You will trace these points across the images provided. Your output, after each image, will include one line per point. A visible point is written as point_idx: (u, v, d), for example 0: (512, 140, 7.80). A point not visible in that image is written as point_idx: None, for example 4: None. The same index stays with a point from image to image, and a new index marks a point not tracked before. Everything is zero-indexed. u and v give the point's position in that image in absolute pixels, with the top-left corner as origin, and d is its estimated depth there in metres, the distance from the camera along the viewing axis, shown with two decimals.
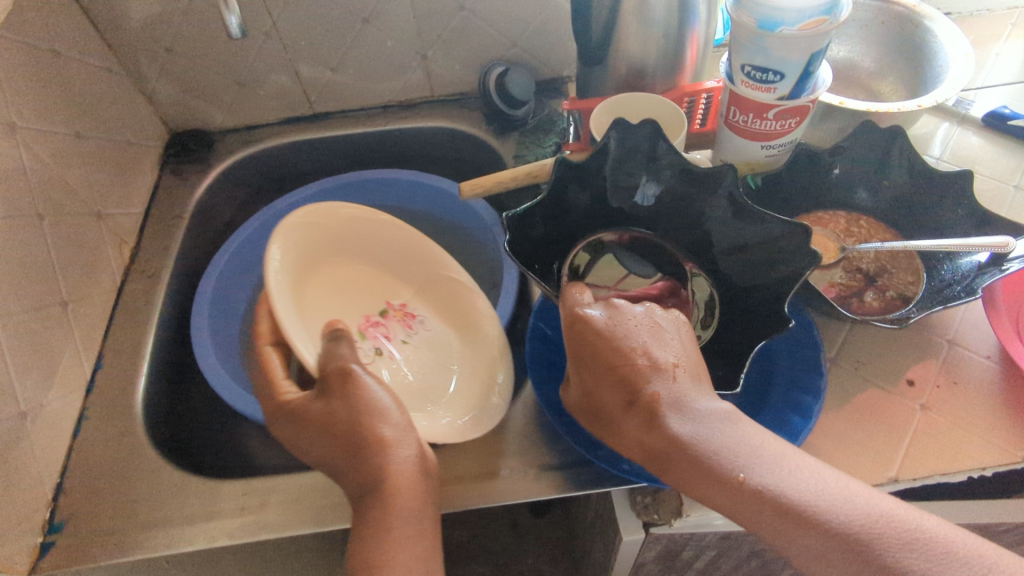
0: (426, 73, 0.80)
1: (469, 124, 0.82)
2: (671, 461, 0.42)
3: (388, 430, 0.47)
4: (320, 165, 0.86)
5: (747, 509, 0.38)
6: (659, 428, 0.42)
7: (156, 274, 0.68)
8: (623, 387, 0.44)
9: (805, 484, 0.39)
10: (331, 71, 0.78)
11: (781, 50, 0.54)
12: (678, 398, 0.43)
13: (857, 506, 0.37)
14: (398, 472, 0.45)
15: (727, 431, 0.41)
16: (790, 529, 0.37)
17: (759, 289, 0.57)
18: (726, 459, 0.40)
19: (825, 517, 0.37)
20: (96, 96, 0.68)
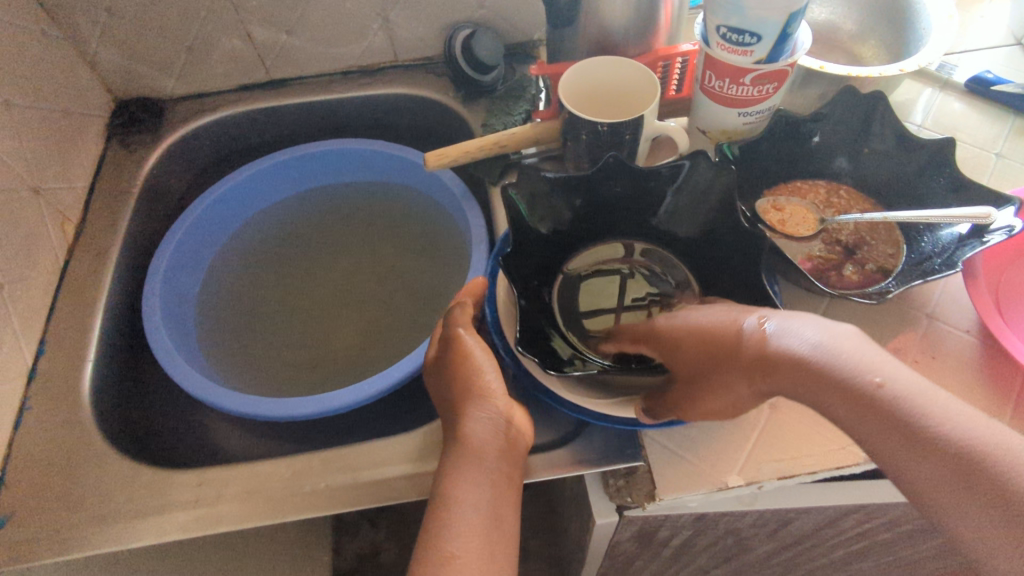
0: (388, 36, 0.76)
1: (436, 91, 0.78)
2: (795, 377, 0.40)
3: (475, 403, 0.47)
4: (280, 136, 0.82)
5: (877, 413, 0.36)
6: (777, 355, 0.41)
7: (103, 253, 0.64)
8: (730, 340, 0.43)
9: (941, 402, 0.36)
10: (286, 34, 0.73)
11: (757, 10, 0.51)
12: (787, 327, 0.41)
13: (992, 429, 0.34)
14: (470, 439, 0.46)
15: (852, 349, 0.39)
16: (914, 435, 0.35)
17: (717, 227, 0.56)
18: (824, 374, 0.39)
19: (953, 429, 0.35)
20: (28, 60, 0.63)
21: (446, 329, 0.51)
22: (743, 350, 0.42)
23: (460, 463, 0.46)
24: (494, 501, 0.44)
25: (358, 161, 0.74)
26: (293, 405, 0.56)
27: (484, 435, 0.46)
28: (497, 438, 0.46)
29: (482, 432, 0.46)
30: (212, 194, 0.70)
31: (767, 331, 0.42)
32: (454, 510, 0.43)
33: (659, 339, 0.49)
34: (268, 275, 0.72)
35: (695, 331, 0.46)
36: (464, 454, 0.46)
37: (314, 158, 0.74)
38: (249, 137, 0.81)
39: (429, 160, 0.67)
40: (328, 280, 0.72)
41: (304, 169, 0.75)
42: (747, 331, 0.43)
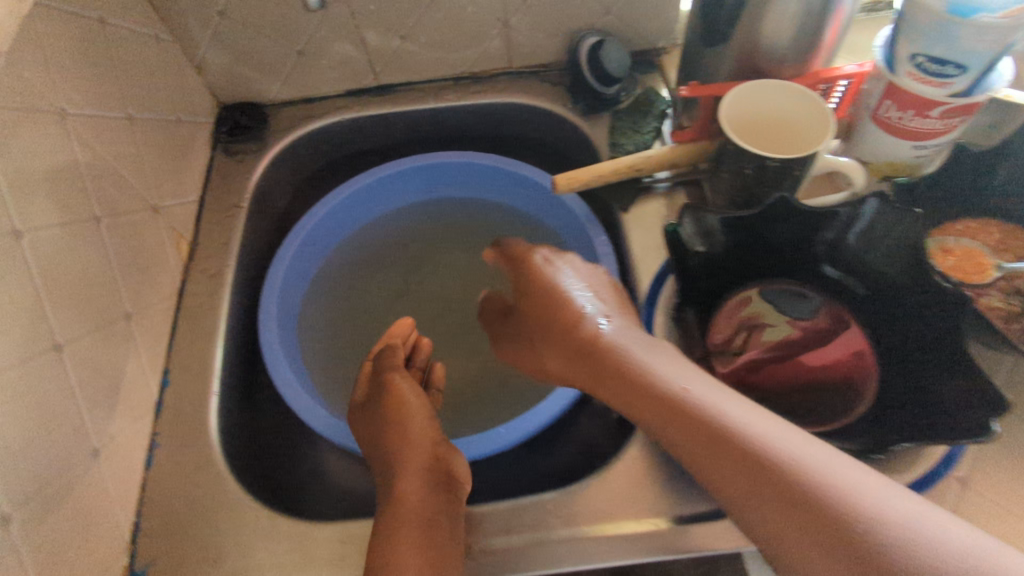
0: (506, 42, 0.71)
1: (553, 102, 0.73)
2: (688, 424, 0.37)
3: (428, 463, 0.48)
4: (384, 143, 0.78)
5: (749, 480, 0.33)
6: (696, 411, 0.37)
7: (219, 273, 0.62)
8: (657, 386, 0.40)
9: (815, 455, 0.33)
10: (400, 39, 0.69)
11: (972, 41, 0.45)
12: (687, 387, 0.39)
13: (844, 476, 0.32)
14: (406, 500, 0.45)
15: (733, 409, 0.37)
16: (800, 520, 0.31)
17: (897, 270, 0.51)
18: (717, 425, 0.36)
19: (815, 487, 0.31)
20: (144, 69, 0.59)
21: (381, 375, 0.56)
22: (665, 393, 0.39)
23: (395, 501, 0.45)
24: (432, 531, 0.43)
25: (477, 175, 0.70)
26: None
27: (413, 474, 0.47)
28: (429, 481, 0.47)
29: (416, 482, 0.47)
30: (326, 209, 0.67)
31: (677, 390, 0.39)
32: (392, 534, 0.42)
33: (593, 348, 0.46)
34: (383, 297, 0.70)
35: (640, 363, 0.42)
36: (393, 512, 0.45)
37: (435, 171, 0.70)
38: (353, 144, 0.77)
39: (559, 182, 0.63)
40: (443, 304, 0.70)
41: (420, 182, 0.71)
42: (671, 387, 0.40)
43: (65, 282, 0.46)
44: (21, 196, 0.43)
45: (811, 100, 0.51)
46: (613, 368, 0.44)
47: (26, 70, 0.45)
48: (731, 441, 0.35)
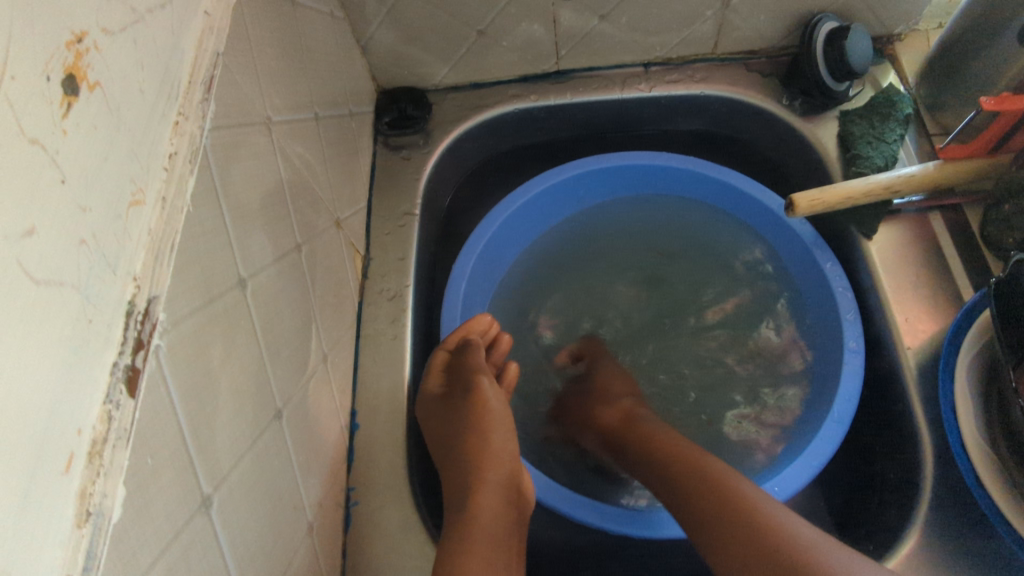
0: (719, 25, 0.60)
1: (764, 96, 0.62)
2: (755, 560, 0.38)
3: (491, 480, 0.44)
4: (553, 138, 0.68)
5: None
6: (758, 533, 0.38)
7: (399, 295, 0.54)
8: (715, 502, 0.41)
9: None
10: (598, 20, 0.58)
11: None
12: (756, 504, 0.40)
13: None
14: (481, 521, 0.41)
15: (804, 538, 0.38)
16: None
17: None
18: (787, 555, 0.37)
19: None
20: (323, 57, 0.51)
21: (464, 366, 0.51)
22: (759, 525, 0.39)
23: (466, 509, 0.42)
24: (504, 551, 0.41)
25: (675, 183, 0.61)
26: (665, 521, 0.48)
27: (493, 488, 0.44)
28: (503, 498, 0.44)
29: (493, 495, 0.43)
30: (492, 226, 0.59)
31: (746, 504, 0.40)
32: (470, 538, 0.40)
33: (678, 459, 0.45)
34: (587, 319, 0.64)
35: (711, 478, 0.43)
36: (469, 528, 0.41)
37: (628, 174, 0.61)
38: (520, 139, 0.67)
39: (798, 203, 0.52)
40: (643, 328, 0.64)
41: (607, 187, 0.62)
42: (741, 501, 0.40)
43: (277, 333, 0.38)
44: (241, 236, 0.35)
45: None
46: (676, 480, 0.44)
47: (236, 77, 0.37)
48: (796, 572, 0.36)
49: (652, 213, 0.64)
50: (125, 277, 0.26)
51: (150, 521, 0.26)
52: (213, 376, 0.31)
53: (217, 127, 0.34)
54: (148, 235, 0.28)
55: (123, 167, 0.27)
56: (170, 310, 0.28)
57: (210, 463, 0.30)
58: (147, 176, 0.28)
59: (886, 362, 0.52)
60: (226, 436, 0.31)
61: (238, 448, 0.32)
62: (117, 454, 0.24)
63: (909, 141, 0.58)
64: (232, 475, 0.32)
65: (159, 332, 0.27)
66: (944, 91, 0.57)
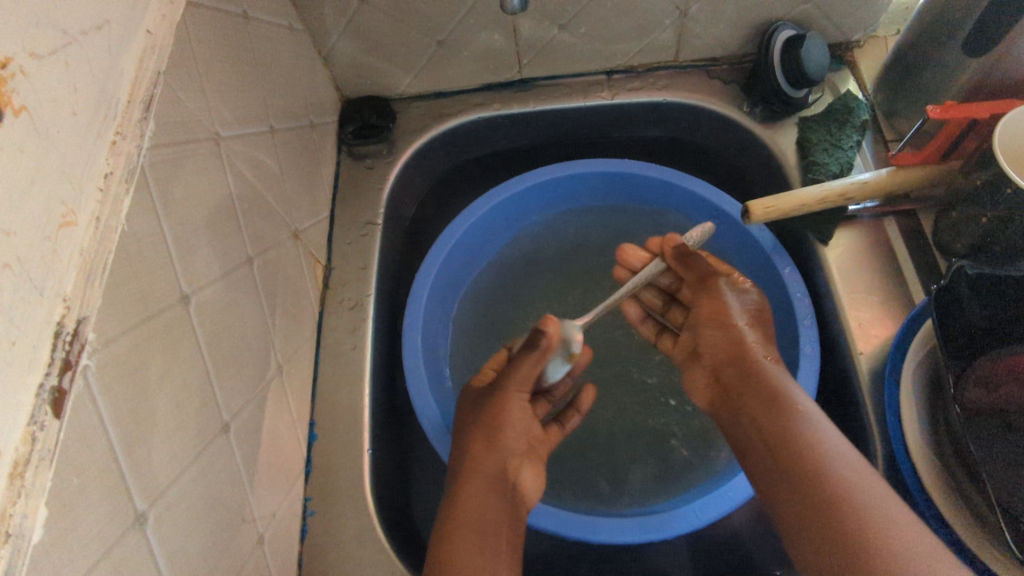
0: (678, 33, 0.60)
1: (725, 103, 0.63)
2: (768, 438, 0.41)
3: (484, 474, 0.46)
4: (519, 146, 0.69)
5: (790, 489, 0.38)
6: (772, 414, 0.41)
7: (360, 305, 0.55)
8: (753, 386, 0.43)
9: (846, 466, 0.37)
10: (558, 29, 0.59)
11: None
12: (778, 392, 0.42)
13: (869, 500, 0.35)
14: (464, 516, 0.43)
15: (817, 424, 0.40)
16: (816, 521, 0.36)
17: None
18: (793, 437, 0.39)
19: (829, 505, 0.36)
20: (280, 70, 0.51)
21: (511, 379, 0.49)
22: (784, 406, 0.41)
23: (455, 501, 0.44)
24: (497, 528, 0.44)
25: (637, 190, 0.61)
26: (613, 527, 0.48)
27: (480, 480, 0.45)
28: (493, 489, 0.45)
29: (480, 486, 0.45)
30: (455, 234, 0.59)
31: (779, 386, 0.42)
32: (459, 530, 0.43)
33: (734, 349, 0.46)
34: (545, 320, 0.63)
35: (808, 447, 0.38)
36: (456, 523, 0.43)
37: (590, 181, 0.61)
38: (486, 147, 0.68)
39: (754, 209, 0.52)
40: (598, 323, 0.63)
41: (570, 194, 0.63)
42: (775, 385, 0.42)
43: (226, 346, 0.39)
44: (184, 252, 0.35)
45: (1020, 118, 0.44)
46: (769, 429, 0.41)
47: (179, 93, 0.37)
48: (795, 448, 0.39)
49: (620, 221, 0.65)
50: (54, 298, 0.26)
51: (76, 539, 0.26)
52: (149, 395, 0.31)
53: (157, 145, 0.34)
54: (80, 255, 0.28)
55: (54, 188, 0.27)
56: (101, 330, 0.28)
57: (144, 478, 0.30)
58: (79, 198, 0.29)
59: (839, 367, 0.53)
60: (163, 453, 0.32)
61: (178, 464, 0.33)
62: (39, 475, 0.24)
63: (866, 148, 0.58)
64: (171, 491, 0.32)
65: (88, 353, 0.27)
66: (899, 97, 0.57)
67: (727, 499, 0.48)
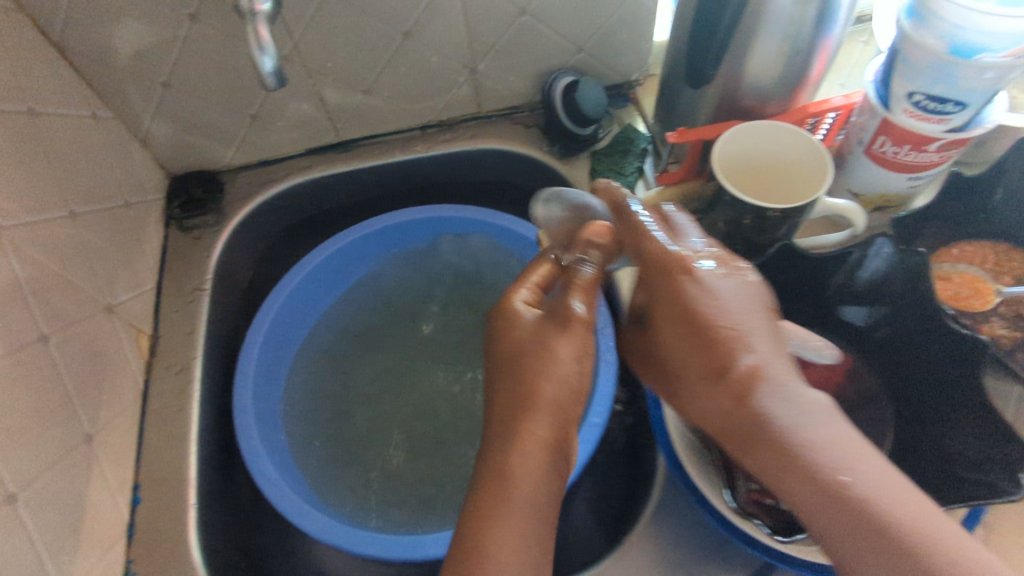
0: (473, 87, 0.67)
1: (527, 145, 0.70)
2: (725, 381, 0.35)
3: (550, 382, 0.39)
4: (351, 202, 0.74)
5: (745, 429, 0.33)
6: (720, 352, 0.35)
7: (186, 368, 0.57)
8: (685, 325, 0.37)
9: (794, 408, 0.33)
10: (361, 94, 0.65)
11: (973, 79, 0.43)
12: (720, 305, 0.36)
13: (832, 431, 0.32)
14: (540, 396, 0.39)
15: (779, 366, 0.34)
16: (788, 472, 0.31)
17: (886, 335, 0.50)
18: (724, 352, 0.35)
19: (792, 440, 0.32)
20: (84, 157, 0.54)
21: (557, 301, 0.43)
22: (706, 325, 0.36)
23: (525, 398, 0.39)
24: (536, 527, 0.35)
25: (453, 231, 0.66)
26: (435, 542, 0.50)
27: (538, 422, 0.38)
28: (553, 437, 0.38)
29: (544, 420, 0.38)
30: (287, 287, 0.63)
31: (715, 286, 0.37)
32: (510, 488, 0.36)
33: (664, 277, 0.38)
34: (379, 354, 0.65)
35: (733, 344, 0.35)
36: (529, 416, 0.38)
37: (412, 228, 0.66)
38: (318, 205, 0.72)
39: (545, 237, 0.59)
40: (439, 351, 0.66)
41: (399, 242, 0.67)
42: (706, 300, 0.36)
43: (13, 420, 0.41)
44: None
45: (751, 134, 0.51)
46: (714, 362, 0.35)
47: None
48: (732, 376, 0.34)
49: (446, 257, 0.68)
50: None
51: None
52: None
53: None
54: None
55: None
56: None
57: None
58: None
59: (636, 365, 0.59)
60: None
61: None
62: None
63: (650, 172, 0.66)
64: None
65: None
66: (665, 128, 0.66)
67: None
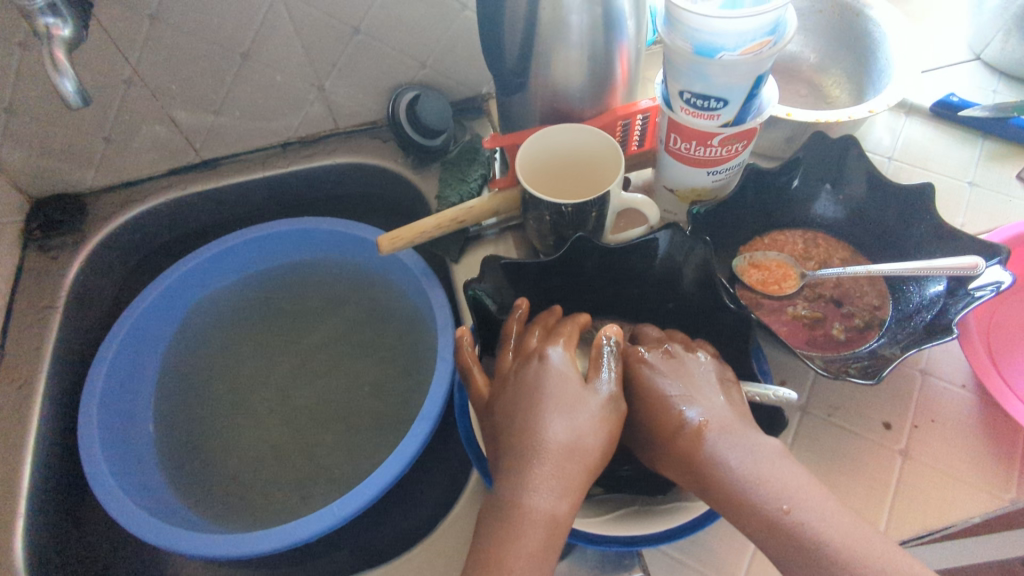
0: (326, 105, 0.70)
1: (383, 157, 0.73)
2: (674, 443, 0.42)
3: (556, 422, 0.40)
4: (221, 218, 0.76)
5: (702, 478, 0.40)
6: (669, 417, 0.43)
7: (29, 382, 0.59)
8: (653, 394, 0.44)
9: (747, 455, 0.39)
10: (213, 114, 0.67)
11: (723, 77, 0.47)
12: (689, 374, 0.45)
13: (761, 473, 0.38)
14: (555, 437, 0.40)
15: (729, 419, 0.41)
16: (749, 511, 0.38)
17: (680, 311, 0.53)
18: (665, 421, 0.43)
19: (735, 486, 0.39)
20: None
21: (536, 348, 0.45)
22: (655, 400, 0.44)
23: (522, 432, 0.40)
24: (545, 547, 0.37)
25: (310, 241, 0.68)
26: (265, 537, 0.49)
27: (587, 431, 0.41)
28: (574, 464, 0.39)
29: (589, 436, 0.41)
30: (146, 299, 0.64)
31: (654, 367, 0.45)
32: (520, 513, 0.37)
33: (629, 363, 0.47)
34: (239, 361, 0.65)
35: (679, 408, 0.42)
36: (538, 454, 0.39)
37: (273, 241, 0.68)
38: (187, 222, 0.74)
39: (382, 242, 0.62)
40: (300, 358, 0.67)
41: (261, 253, 0.69)
42: (658, 378, 0.45)
43: None
44: None
45: (549, 138, 0.54)
46: (663, 430, 0.43)
47: None
48: (683, 433, 0.41)
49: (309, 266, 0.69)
50: None
51: None
52: None
53: None
54: None
55: None
56: None
57: None
58: None
59: None
60: None
61: None
62: None
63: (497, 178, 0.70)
64: None
65: None
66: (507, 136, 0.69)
67: (399, 460, 0.52)
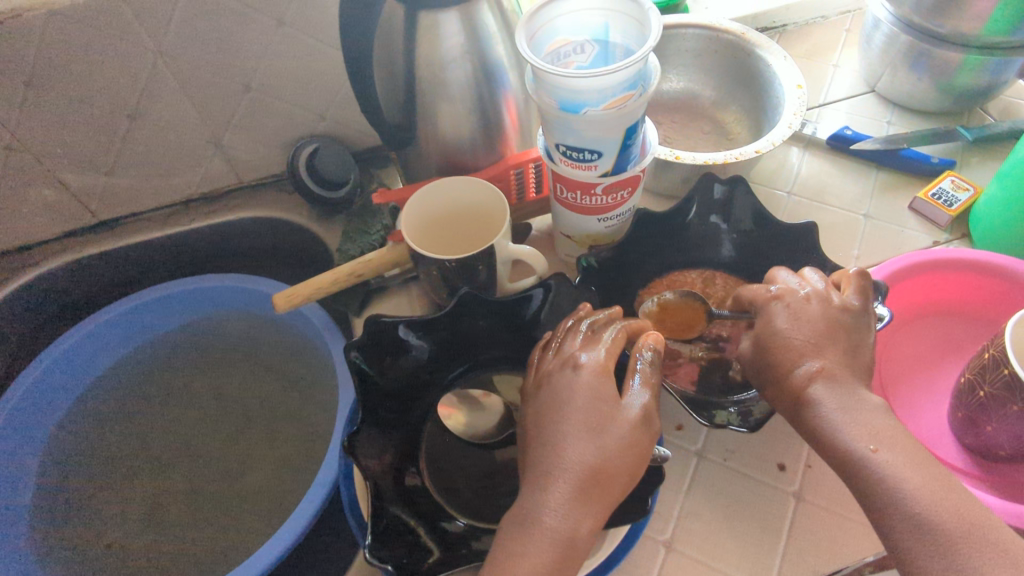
0: (226, 160, 0.69)
1: (289, 211, 0.72)
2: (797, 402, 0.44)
3: (571, 442, 0.41)
4: (123, 278, 0.73)
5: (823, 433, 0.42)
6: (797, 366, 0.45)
7: None
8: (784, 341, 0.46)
9: (850, 424, 0.41)
10: (106, 175, 0.66)
11: (592, 130, 0.48)
12: (809, 315, 0.46)
13: (875, 438, 0.40)
14: (574, 456, 0.40)
15: (854, 390, 0.43)
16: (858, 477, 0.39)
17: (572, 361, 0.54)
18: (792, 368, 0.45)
19: (851, 449, 0.40)
20: None
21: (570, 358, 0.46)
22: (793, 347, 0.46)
23: (548, 450, 0.41)
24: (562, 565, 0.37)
25: (216, 299, 0.66)
26: None
27: (618, 447, 0.41)
28: (592, 478, 0.39)
29: (624, 453, 0.41)
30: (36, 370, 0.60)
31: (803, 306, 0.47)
32: (529, 530, 0.38)
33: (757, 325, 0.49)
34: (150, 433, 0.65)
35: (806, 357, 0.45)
36: (555, 473, 0.40)
37: (177, 300, 0.66)
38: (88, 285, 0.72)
39: (277, 301, 0.60)
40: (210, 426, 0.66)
41: (166, 313, 0.66)
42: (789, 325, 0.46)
43: None
44: None
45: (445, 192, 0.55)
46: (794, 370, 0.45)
47: None
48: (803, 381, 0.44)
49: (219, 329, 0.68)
50: None
51: None
52: None
53: None
54: None
55: None
56: None
57: None
58: None
59: None
60: None
61: None
62: None
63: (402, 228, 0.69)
64: None
65: None
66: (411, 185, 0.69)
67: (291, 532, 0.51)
